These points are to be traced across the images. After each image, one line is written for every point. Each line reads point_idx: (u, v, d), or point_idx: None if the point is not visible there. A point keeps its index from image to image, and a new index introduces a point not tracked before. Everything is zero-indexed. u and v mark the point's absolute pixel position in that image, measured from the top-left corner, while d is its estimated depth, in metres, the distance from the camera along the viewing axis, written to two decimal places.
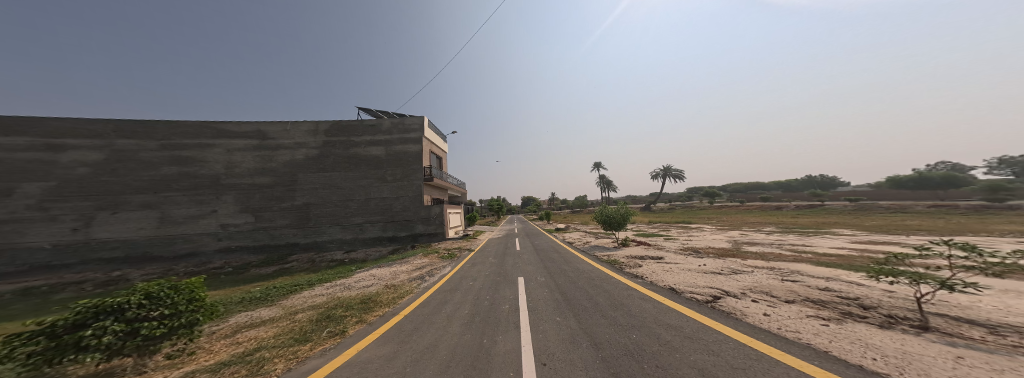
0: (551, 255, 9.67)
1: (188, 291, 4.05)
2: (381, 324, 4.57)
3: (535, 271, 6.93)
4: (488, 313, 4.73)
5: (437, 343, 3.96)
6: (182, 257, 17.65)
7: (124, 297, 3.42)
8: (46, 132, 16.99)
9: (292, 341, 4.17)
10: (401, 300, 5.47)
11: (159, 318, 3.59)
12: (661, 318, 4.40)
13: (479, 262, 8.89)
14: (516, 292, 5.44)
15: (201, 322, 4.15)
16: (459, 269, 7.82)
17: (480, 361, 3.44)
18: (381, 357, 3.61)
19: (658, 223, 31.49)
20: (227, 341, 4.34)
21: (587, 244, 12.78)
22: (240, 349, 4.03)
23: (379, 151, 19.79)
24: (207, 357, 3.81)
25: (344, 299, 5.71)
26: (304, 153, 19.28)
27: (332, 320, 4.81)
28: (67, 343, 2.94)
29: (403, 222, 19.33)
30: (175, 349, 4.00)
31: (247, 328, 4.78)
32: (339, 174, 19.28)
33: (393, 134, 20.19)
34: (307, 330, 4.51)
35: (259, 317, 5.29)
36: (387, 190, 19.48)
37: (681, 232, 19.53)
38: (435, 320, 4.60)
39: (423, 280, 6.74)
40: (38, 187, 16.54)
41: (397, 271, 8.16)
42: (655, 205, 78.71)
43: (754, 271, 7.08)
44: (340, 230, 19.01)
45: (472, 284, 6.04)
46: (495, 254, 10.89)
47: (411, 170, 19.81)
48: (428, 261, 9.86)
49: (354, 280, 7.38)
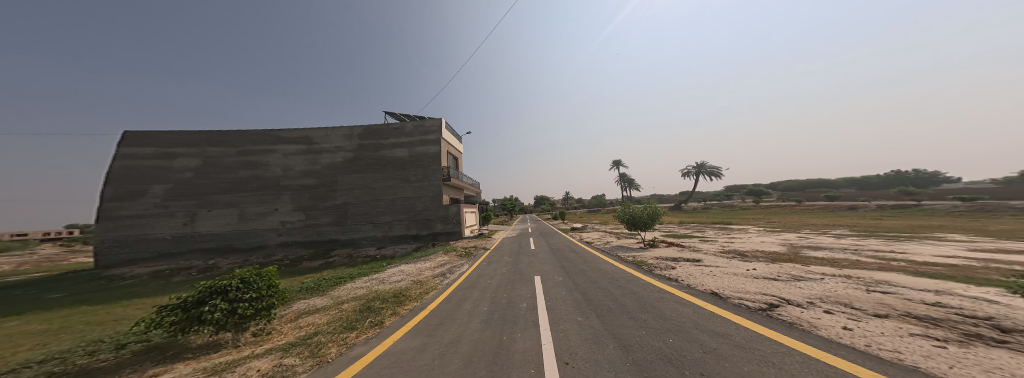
0: (568, 254, 9.52)
1: (268, 277, 4.95)
2: (411, 317, 4.83)
3: (556, 269, 6.93)
4: (504, 309, 4.77)
5: (460, 338, 4.06)
6: (255, 249, 20.92)
7: (228, 280, 4.42)
8: (162, 144, 21.44)
9: (342, 327, 4.65)
10: (427, 296, 5.69)
11: (250, 300, 4.51)
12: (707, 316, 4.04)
13: (495, 260, 9.03)
14: (536, 289, 5.41)
15: (276, 305, 5.01)
16: (476, 266, 8.07)
17: (501, 357, 3.47)
18: (413, 349, 3.88)
19: (694, 223, 28.40)
20: (292, 324, 4.99)
21: (609, 244, 12.07)
22: (302, 333, 4.64)
23: (403, 153, 21.32)
24: (279, 338, 4.55)
25: (380, 293, 6.12)
26: (341, 156, 21.53)
27: (371, 311, 5.20)
28: (190, 317, 4.08)
29: (424, 221, 20.46)
30: (257, 329, 4.83)
31: (307, 315, 5.41)
32: (370, 175, 21.17)
33: (414, 136, 21.59)
34: (353, 319, 4.96)
35: (315, 305, 5.95)
36: (410, 190, 20.84)
37: (721, 234, 17.34)
38: (457, 316, 4.70)
39: (445, 276, 6.97)
40: (160, 188, 21.03)
41: (421, 268, 8.60)
42: (688, 205, 71.82)
43: (824, 278, 5.94)
44: (371, 227, 20.72)
45: (491, 281, 6.14)
46: (510, 252, 10.97)
47: (430, 170, 20.94)
48: (448, 259, 10.22)
49: (387, 275, 7.95)
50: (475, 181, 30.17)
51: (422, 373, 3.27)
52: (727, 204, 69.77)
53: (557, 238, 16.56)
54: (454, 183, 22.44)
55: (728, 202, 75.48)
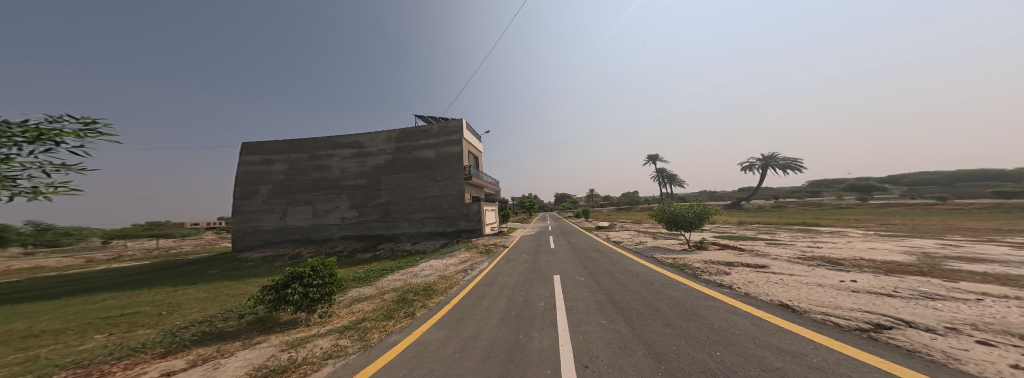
0: (593, 254, 8.91)
1: (330, 267, 6.04)
2: (437, 311, 5.18)
3: (579, 269, 6.55)
4: (521, 307, 4.74)
5: (478, 333, 4.20)
6: (325, 242, 25.15)
7: (303, 267, 5.64)
8: (262, 151, 27.08)
9: (383, 315, 5.30)
10: (450, 290, 6.05)
11: (318, 284, 5.62)
12: (778, 328, 3.21)
13: (512, 258, 9.03)
14: (556, 289, 5.22)
15: (336, 292, 6.02)
16: (496, 263, 8.20)
17: (517, 355, 3.45)
18: (437, 340, 4.18)
19: (758, 224, 23.80)
20: (347, 309, 5.89)
21: (643, 245, 10.83)
22: (353, 317, 5.46)
23: (431, 153, 22.96)
24: (336, 320, 5.45)
25: (413, 286, 6.74)
26: (382, 158, 24.10)
27: (406, 302, 5.75)
28: (277, 297, 5.33)
29: (449, 218, 21.83)
30: (323, 311, 5.88)
31: (358, 302, 6.31)
32: (405, 175, 23.35)
33: (439, 137, 23.02)
34: (391, 308, 5.57)
35: (363, 293, 6.89)
36: (438, 189, 22.38)
37: (796, 237, 14.05)
38: (477, 311, 4.86)
39: (467, 272, 7.31)
40: (263, 188, 26.78)
41: (446, 264, 9.11)
42: (750, 203, 60.81)
43: (980, 300, 4.17)
44: (406, 224, 22.81)
45: (509, 278, 6.16)
46: (528, 250, 10.85)
47: (454, 169, 22.12)
48: (470, 255, 10.58)
49: (419, 269, 8.68)
50: (496, 180, 30.58)
51: (443, 364, 3.47)
52: (808, 201, 56.87)
53: (582, 237, 15.57)
54: (475, 181, 23.34)
55: (809, 199, 61.68)
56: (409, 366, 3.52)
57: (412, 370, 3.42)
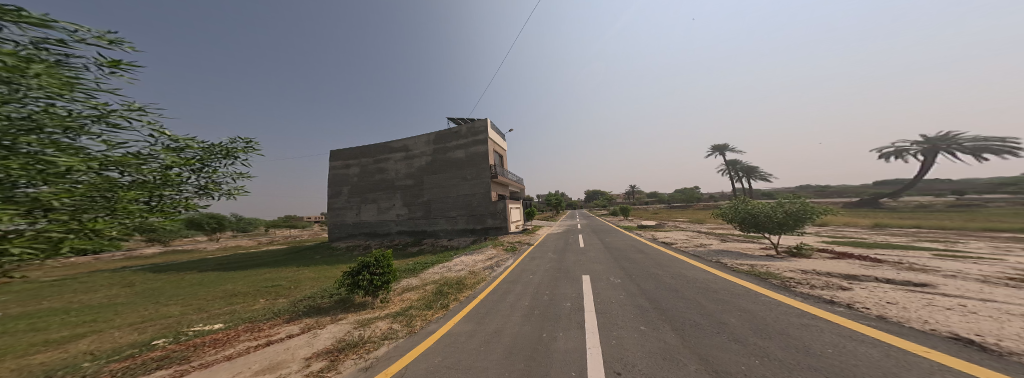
0: (630, 256, 8.48)
1: (387, 259, 6.99)
2: (465, 305, 5.33)
3: (618, 280, 6.04)
4: (547, 307, 4.59)
5: (501, 329, 4.11)
6: None
7: (370, 257, 6.78)
8: None
9: (425, 305, 5.77)
10: (478, 287, 6.30)
11: (380, 272, 6.63)
12: (947, 369, 2.01)
13: (535, 257, 9.08)
14: (588, 297, 4.93)
15: (391, 280, 6.88)
16: (524, 262, 8.36)
17: (539, 354, 3.22)
18: (465, 334, 4.26)
19: (896, 230, 17.05)
20: (400, 298, 6.64)
21: (710, 250, 8.97)
22: (402, 305, 6.15)
23: (461, 154, 20.02)
24: (390, 307, 6.22)
25: (447, 279, 7.16)
26: (417, 160, 21.21)
27: (443, 294, 6.11)
28: (351, 281, 6.58)
29: (480, 217, 19.31)
30: (382, 297, 6.80)
31: (406, 291, 7.05)
32: (436, 176, 20.62)
33: (467, 137, 20.05)
34: (430, 299, 6.01)
35: (409, 284, 7.68)
36: (468, 188, 19.68)
37: (973, 248, 9.48)
38: (502, 308, 4.80)
39: (494, 269, 7.55)
40: None
41: (475, 260, 9.31)
42: (890, 203, 43.90)
43: None
44: (440, 222, 20.31)
45: (537, 280, 6.19)
46: (555, 248, 10.61)
47: (483, 169, 19.27)
48: (496, 252, 10.61)
49: (452, 264, 9.15)
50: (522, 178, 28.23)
51: (469, 357, 3.47)
52: (1013, 200, 37.33)
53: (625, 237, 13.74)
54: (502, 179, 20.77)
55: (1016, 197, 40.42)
56: (442, 356, 3.68)
57: (444, 359, 3.55)
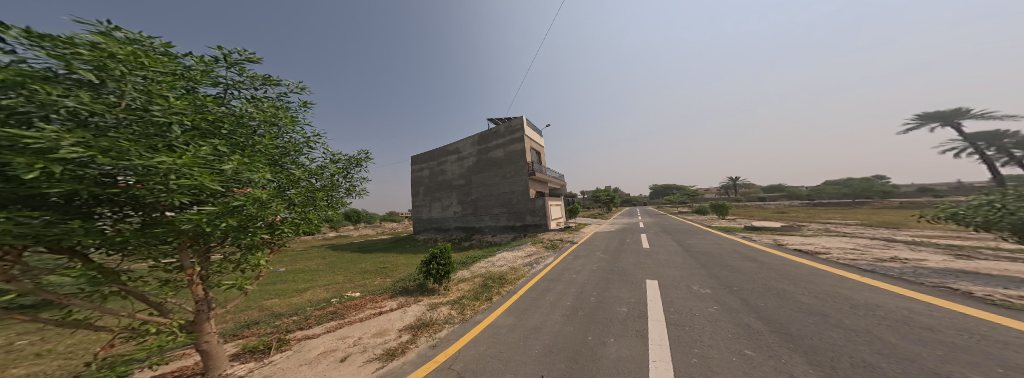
0: (732, 264, 6.29)
1: (445, 250, 7.50)
2: (504, 300, 5.23)
3: (709, 289, 4.54)
4: (599, 308, 3.88)
5: (540, 325, 3.71)
6: None
7: (438, 248, 7.47)
8: None
9: (473, 296, 5.95)
10: (517, 282, 6.18)
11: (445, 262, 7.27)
12: None
13: (587, 255, 8.13)
14: (660, 305, 3.88)
15: (450, 269, 7.43)
16: (574, 259, 7.63)
17: (583, 357, 2.69)
18: (503, 328, 4.04)
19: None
20: (456, 287, 7.20)
21: (902, 267, 5.56)
22: (458, 293, 6.57)
23: (498, 153, 20.06)
24: (449, 294, 6.71)
25: (490, 273, 7.33)
26: (461, 162, 22.64)
27: (489, 287, 6.23)
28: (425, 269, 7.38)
29: (519, 214, 18.85)
30: (444, 285, 7.42)
31: (460, 282, 7.61)
32: (478, 176, 21.43)
33: (504, 136, 19.91)
34: (476, 291, 6.20)
35: (461, 275, 8.28)
36: (507, 185, 19.47)
37: None
38: (541, 305, 4.40)
39: (533, 266, 7.35)
40: None
41: (514, 256, 9.24)
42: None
43: None
44: (484, 219, 20.88)
45: (592, 280, 5.38)
46: (607, 247, 9.26)
47: (519, 167, 18.77)
48: (536, 248, 10.24)
49: (495, 259, 9.34)
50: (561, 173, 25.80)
51: (510, 349, 3.23)
52: None
53: (718, 239, 10.56)
54: (541, 177, 19.74)
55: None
56: (486, 345, 3.62)
57: (488, 348, 3.46)
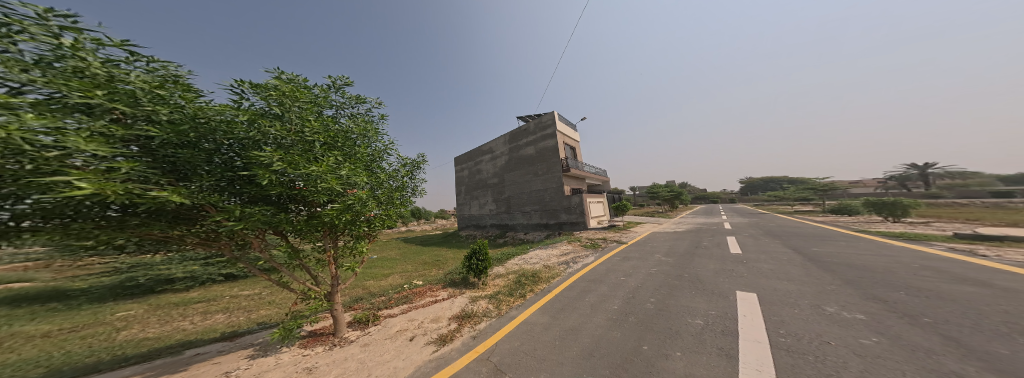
0: (849, 278, 4.74)
1: (481, 247, 7.65)
2: (539, 297, 5.06)
3: (831, 308, 3.37)
4: (660, 316, 3.38)
5: (580, 326, 3.41)
6: None
7: (477, 244, 7.69)
8: None
9: (507, 292, 5.92)
10: (552, 281, 5.94)
11: (484, 257, 7.46)
12: None
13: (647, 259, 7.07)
14: (762, 326, 2.97)
15: (488, 266, 7.55)
16: (625, 262, 6.86)
17: (635, 365, 2.35)
18: (538, 326, 3.84)
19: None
20: (490, 282, 7.36)
21: None
22: (495, 289, 6.62)
23: (530, 151, 19.72)
24: (486, 289, 6.82)
25: (523, 271, 7.26)
26: (495, 162, 23.03)
27: (522, 284, 6.16)
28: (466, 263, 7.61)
29: (552, 211, 18.25)
30: (482, 280, 7.53)
31: (497, 278, 7.74)
32: (510, 174, 21.45)
33: (535, 133, 19.48)
34: (512, 287, 6.16)
35: (496, 271, 8.43)
36: (539, 183, 19.00)
37: None
38: (580, 306, 4.07)
39: (569, 265, 7.02)
40: None
41: (549, 254, 9.00)
42: None
43: None
44: (517, 216, 20.87)
45: (657, 287, 4.68)
46: (666, 251, 8.07)
47: (552, 164, 18.11)
48: (574, 247, 9.80)
49: (527, 256, 9.22)
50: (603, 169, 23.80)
51: (546, 347, 3.03)
52: None
53: (871, 248, 7.36)
54: (575, 174, 18.89)
55: None
56: (520, 341, 3.55)
57: (523, 344, 3.38)
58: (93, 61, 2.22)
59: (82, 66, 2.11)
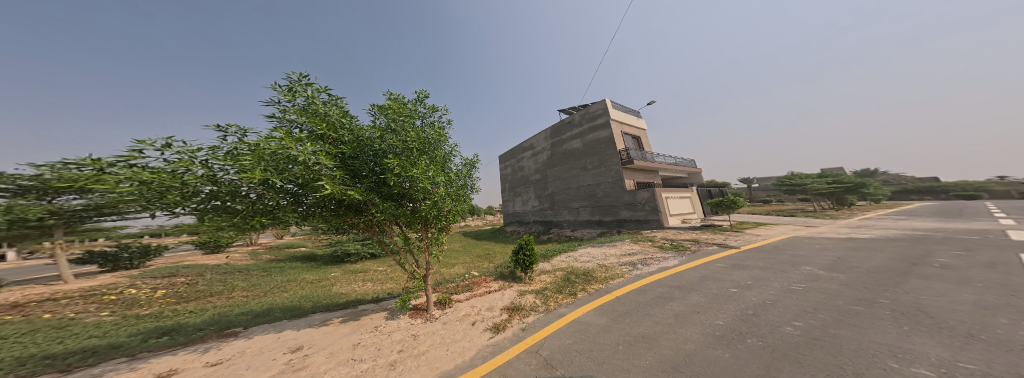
0: None
1: (526, 242, 7.66)
2: (597, 297, 4.81)
3: None
4: (773, 335, 2.72)
5: (652, 333, 3.09)
6: None
7: (523, 240, 7.75)
8: None
9: (554, 289, 5.82)
10: (612, 282, 5.57)
11: (529, 250, 7.52)
12: None
13: (805, 278, 4.89)
14: None
15: (533, 262, 7.53)
16: (749, 276, 5.21)
17: None
18: (595, 326, 3.65)
19: None
20: (537, 279, 7.30)
21: None
22: (540, 284, 6.61)
23: (577, 144, 18.75)
24: (532, 284, 6.85)
25: (573, 269, 7.00)
26: (539, 158, 22.48)
27: (568, 283, 5.96)
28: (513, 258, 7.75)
29: (607, 207, 16.94)
30: (525, 276, 7.58)
31: (541, 274, 7.70)
32: (556, 169, 20.68)
33: (582, 125, 18.50)
34: (558, 285, 5.99)
35: (542, 268, 8.36)
36: (590, 177, 17.93)
37: None
38: (646, 313, 3.72)
39: (633, 267, 6.49)
40: None
41: (607, 253, 8.52)
42: None
43: None
44: (565, 213, 20.08)
45: (829, 320, 3.01)
46: (803, 263, 6.03)
47: (609, 156, 16.72)
48: (642, 248, 8.98)
49: (577, 254, 8.91)
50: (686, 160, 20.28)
51: (604, 350, 2.85)
52: None
53: None
54: (639, 166, 16.56)
55: None
56: (572, 339, 3.40)
57: (575, 343, 3.24)
58: (320, 103, 3.55)
59: (316, 108, 3.42)
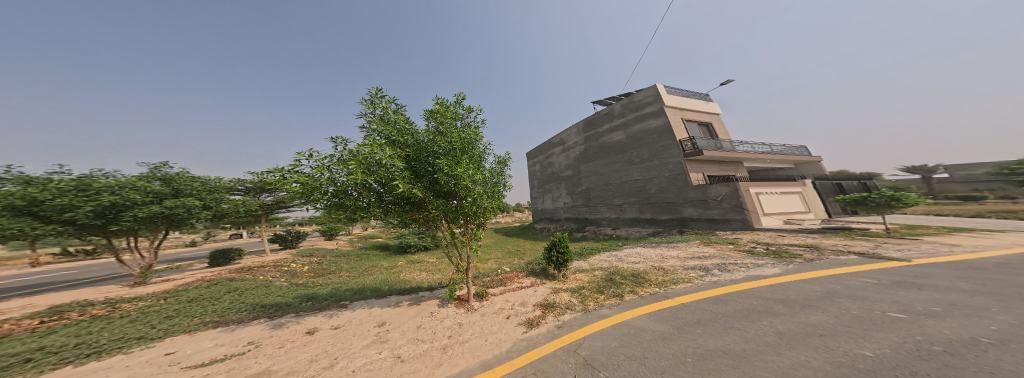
0: None
1: (559, 239, 7.53)
2: (652, 301, 4.50)
3: None
4: (869, 353, 2.29)
5: (725, 346, 2.76)
6: None
7: (555, 237, 7.64)
8: None
9: (596, 288, 5.62)
10: (673, 287, 5.12)
11: (563, 247, 7.40)
12: None
13: (966, 293, 3.56)
14: None
15: (568, 259, 7.37)
16: (889, 292, 3.85)
17: None
18: (654, 332, 3.40)
19: None
20: (573, 277, 7.12)
21: None
22: (576, 283, 6.47)
23: (620, 136, 17.61)
24: (566, 282, 6.75)
25: (620, 270, 6.66)
26: (574, 152, 21.56)
27: (612, 283, 5.72)
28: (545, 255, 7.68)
29: (662, 204, 15.38)
30: (560, 273, 7.46)
31: (580, 272, 7.49)
32: (596, 164, 19.56)
33: (625, 115, 17.37)
34: (600, 285, 5.77)
35: (580, 266, 8.10)
36: (637, 172, 16.62)
37: None
38: (714, 324, 3.35)
39: (702, 274, 5.84)
40: None
41: (664, 255, 7.90)
42: None
43: None
44: (607, 210, 18.98)
45: (953, 338, 2.40)
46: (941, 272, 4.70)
47: (665, 146, 15.10)
48: (714, 251, 8.02)
49: (624, 254, 8.47)
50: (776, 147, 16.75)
51: (662, 358, 2.66)
52: None
53: None
54: (709, 157, 14.36)
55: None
56: (618, 342, 3.24)
57: (620, 346, 3.09)
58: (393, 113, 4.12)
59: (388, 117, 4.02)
